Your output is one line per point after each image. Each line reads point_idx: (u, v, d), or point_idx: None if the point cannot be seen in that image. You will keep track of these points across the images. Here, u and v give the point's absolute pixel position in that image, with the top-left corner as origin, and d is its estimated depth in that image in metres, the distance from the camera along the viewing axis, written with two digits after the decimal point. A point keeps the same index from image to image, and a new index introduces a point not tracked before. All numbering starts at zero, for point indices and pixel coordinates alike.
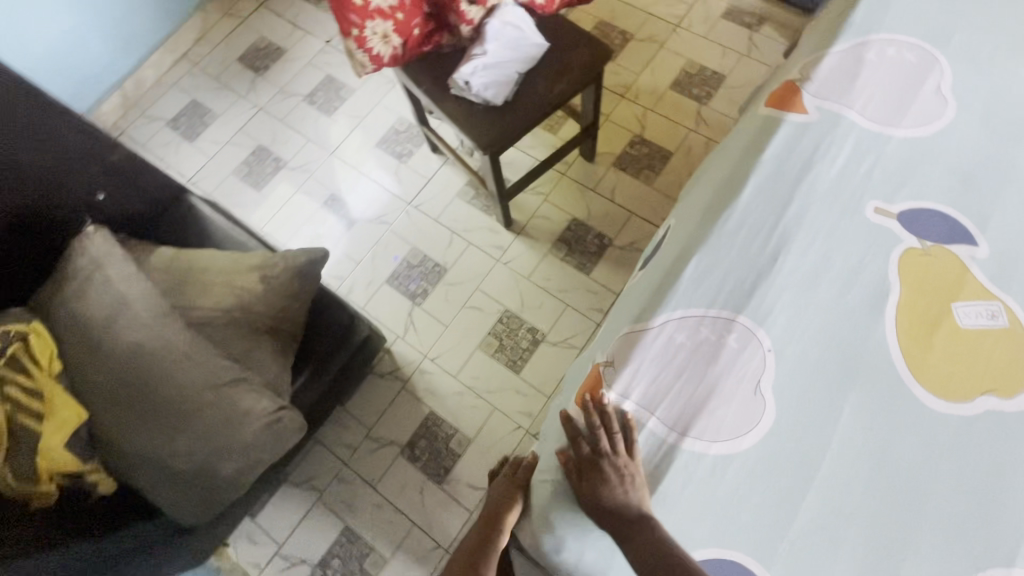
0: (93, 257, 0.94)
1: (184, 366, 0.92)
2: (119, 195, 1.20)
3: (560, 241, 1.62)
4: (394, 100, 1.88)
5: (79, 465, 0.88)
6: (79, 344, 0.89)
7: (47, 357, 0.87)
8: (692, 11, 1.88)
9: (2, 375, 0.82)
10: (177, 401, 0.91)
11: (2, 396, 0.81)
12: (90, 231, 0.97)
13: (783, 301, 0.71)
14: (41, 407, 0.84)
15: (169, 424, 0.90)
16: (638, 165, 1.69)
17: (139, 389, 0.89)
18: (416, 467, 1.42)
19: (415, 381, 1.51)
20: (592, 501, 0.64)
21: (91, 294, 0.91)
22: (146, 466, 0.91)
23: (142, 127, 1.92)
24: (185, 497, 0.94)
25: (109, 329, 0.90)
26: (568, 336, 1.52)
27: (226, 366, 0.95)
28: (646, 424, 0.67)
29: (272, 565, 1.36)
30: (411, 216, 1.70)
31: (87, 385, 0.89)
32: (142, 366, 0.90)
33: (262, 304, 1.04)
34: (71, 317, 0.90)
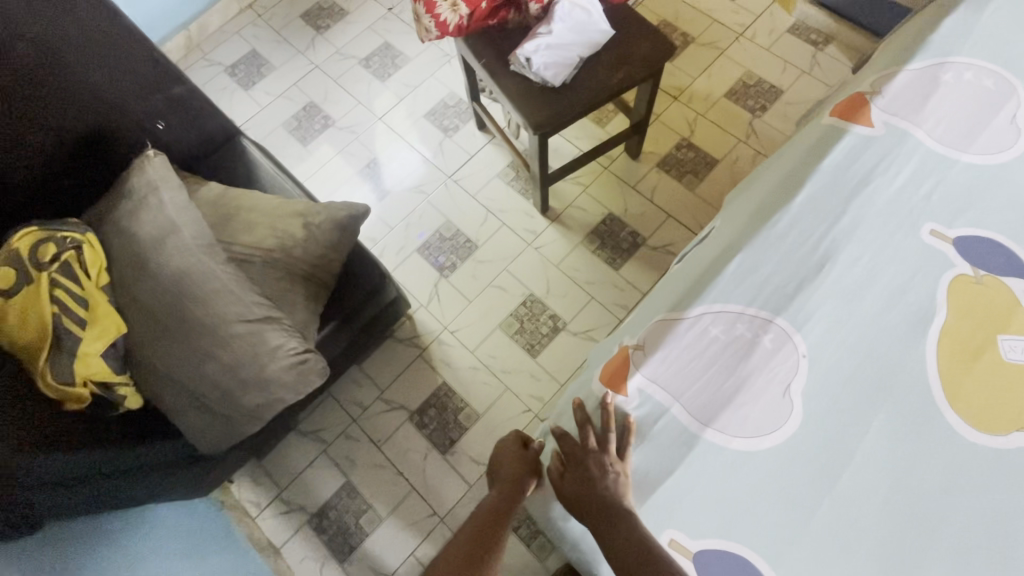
0: (148, 179, 0.97)
1: (220, 295, 0.94)
2: (176, 127, 1.23)
3: (594, 234, 1.61)
4: (447, 74, 1.89)
5: (112, 376, 0.92)
6: (126, 261, 0.92)
7: (96, 268, 0.90)
8: (758, 22, 1.85)
9: (54, 278, 0.85)
10: (209, 329, 0.93)
11: (51, 298, 0.84)
12: (148, 154, 1.00)
13: (824, 309, 0.70)
14: (86, 314, 0.87)
15: (200, 349, 0.93)
16: (682, 169, 1.67)
17: (177, 312, 0.92)
18: (422, 434, 1.44)
19: (432, 350, 1.52)
20: (575, 500, 0.66)
21: (142, 214, 0.94)
22: (175, 386, 0.94)
23: (201, 70, 1.96)
24: (205, 422, 0.97)
25: (155, 249, 0.92)
26: (588, 328, 1.51)
27: (260, 303, 0.97)
28: (670, 410, 0.67)
29: (271, 507, 1.39)
30: (449, 189, 1.71)
31: (128, 299, 0.92)
32: (182, 290, 0.92)
33: (301, 250, 1.07)
34: (122, 233, 0.93)
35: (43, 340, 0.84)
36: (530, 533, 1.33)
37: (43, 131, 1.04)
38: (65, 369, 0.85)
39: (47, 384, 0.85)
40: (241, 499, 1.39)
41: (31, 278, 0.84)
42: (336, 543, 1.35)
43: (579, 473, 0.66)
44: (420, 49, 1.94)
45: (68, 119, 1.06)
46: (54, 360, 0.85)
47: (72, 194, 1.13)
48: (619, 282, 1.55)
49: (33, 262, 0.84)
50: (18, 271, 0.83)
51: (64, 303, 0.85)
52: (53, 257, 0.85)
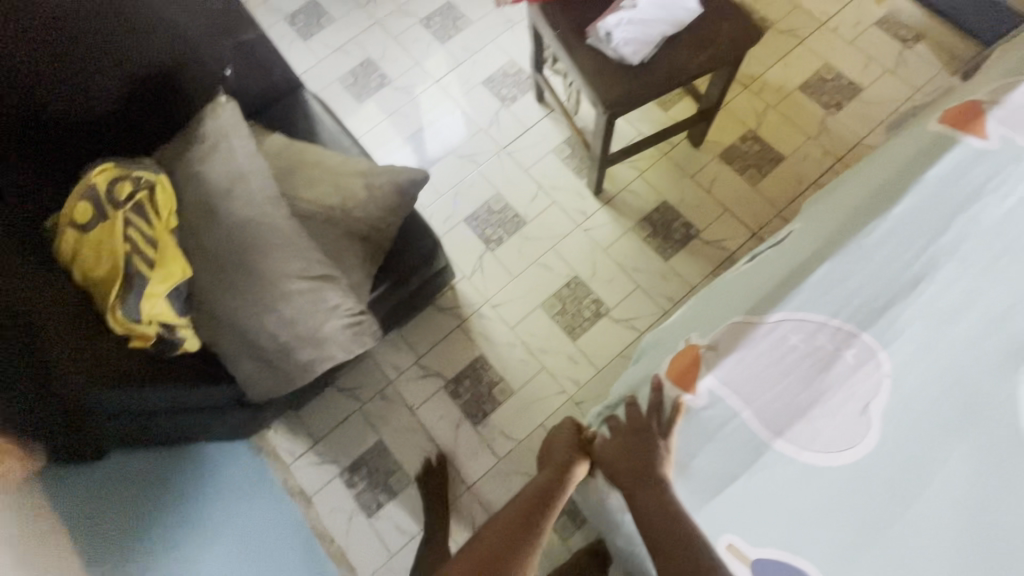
0: (220, 126, 0.96)
1: (282, 249, 0.94)
2: (243, 75, 1.23)
3: (646, 221, 1.57)
4: (509, 41, 1.83)
5: (175, 318, 0.93)
6: (195, 206, 0.92)
7: (167, 211, 0.90)
8: (844, 12, 1.74)
9: (127, 218, 0.85)
10: (268, 282, 0.94)
11: (123, 237, 0.85)
12: (221, 100, 0.99)
13: (913, 329, 0.67)
14: (154, 255, 0.88)
15: (259, 301, 0.94)
16: (745, 162, 1.61)
17: (243, 261, 0.93)
18: (456, 403, 1.46)
19: (471, 322, 1.52)
20: (616, 467, 0.67)
21: (213, 160, 0.94)
22: (233, 335, 0.96)
23: (261, 16, 1.93)
24: (260, 372, 0.98)
25: (224, 197, 0.93)
26: (631, 316, 1.49)
27: (319, 261, 0.97)
28: (740, 416, 0.65)
29: (305, 457, 1.43)
30: (501, 161, 1.68)
31: (194, 244, 0.93)
32: (247, 241, 0.93)
33: (361, 210, 1.06)
34: (192, 178, 0.93)
35: (115, 278, 0.86)
36: None
37: (110, 63, 1.02)
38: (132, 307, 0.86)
39: (116, 321, 0.87)
40: (277, 446, 1.43)
41: (106, 215, 0.85)
42: (365, 499, 1.39)
43: (633, 443, 0.67)
44: (483, 13, 1.88)
45: (142, 57, 1.05)
46: (123, 298, 0.86)
47: (140, 131, 1.12)
48: (667, 273, 1.52)
49: (109, 199, 0.85)
50: (96, 207, 0.85)
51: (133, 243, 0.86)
52: (128, 196, 0.86)
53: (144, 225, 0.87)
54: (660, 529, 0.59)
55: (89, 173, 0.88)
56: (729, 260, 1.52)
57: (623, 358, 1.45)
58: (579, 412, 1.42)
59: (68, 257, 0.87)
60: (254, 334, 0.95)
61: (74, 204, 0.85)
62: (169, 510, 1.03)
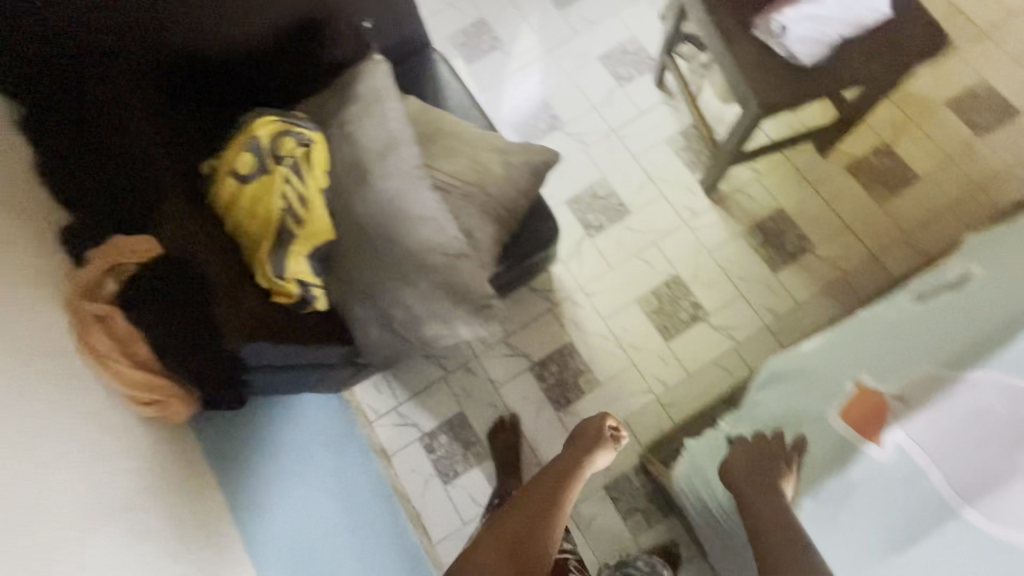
0: (374, 87, 0.93)
1: (424, 222, 0.93)
2: (379, 28, 1.17)
3: (758, 227, 1.50)
4: (632, 14, 1.72)
5: (313, 279, 0.92)
6: (346, 169, 0.91)
7: (319, 170, 0.88)
8: (1011, 23, 1.57)
9: (285, 174, 0.84)
10: (408, 255, 0.92)
11: (280, 193, 0.84)
12: (375, 58, 0.95)
13: None
14: (303, 213, 0.87)
15: (397, 272, 0.93)
16: (874, 177, 1.50)
17: (390, 230, 0.91)
18: (540, 387, 1.46)
19: (563, 308, 1.50)
20: (741, 472, 0.77)
21: (366, 123, 0.92)
22: (367, 302, 0.96)
23: None
24: (387, 339, 0.99)
25: (374, 162, 0.90)
26: (731, 325, 1.44)
27: (457, 238, 0.95)
28: (933, 467, 0.76)
29: (387, 416, 1.46)
30: (611, 145, 1.61)
31: (339, 207, 0.91)
32: (395, 210, 0.91)
33: (497, 189, 1.03)
34: (345, 140, 0.91)
35: (268, 234, 0.86)
36: (628, 507, 1.36)
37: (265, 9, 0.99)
38: (282, 263, 0.87)
39: (264, 276, 0.87)
40: (362, 403, 1.46)
41: (264, 170, 0.84)
42: (443, 465, 1.42)
43: (758, 463, 0.77)
44: None
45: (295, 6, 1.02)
46: (275, 254, 0.86)
47: (277, 70, 1.08)
48: (774, 285, 1.46)
49: (268, 155, 0.84)
50: (256, 161, 0.84)
51: (288, 200, 0.85)
52: (287, 153, 0.85)
53: (296, 183, 0.86)
54: (771, 530, 0.67)
55: (249, 125, 0.87)
56: (843, 281, 1.44)
57: (716, 366, 1.42)
58: (664, 414, 1.40)
59: (222, 208, 0.87)
60: (389, 302, 0.95)
61: (234, 155, 0.85)
62: (266, 457, 0.99)
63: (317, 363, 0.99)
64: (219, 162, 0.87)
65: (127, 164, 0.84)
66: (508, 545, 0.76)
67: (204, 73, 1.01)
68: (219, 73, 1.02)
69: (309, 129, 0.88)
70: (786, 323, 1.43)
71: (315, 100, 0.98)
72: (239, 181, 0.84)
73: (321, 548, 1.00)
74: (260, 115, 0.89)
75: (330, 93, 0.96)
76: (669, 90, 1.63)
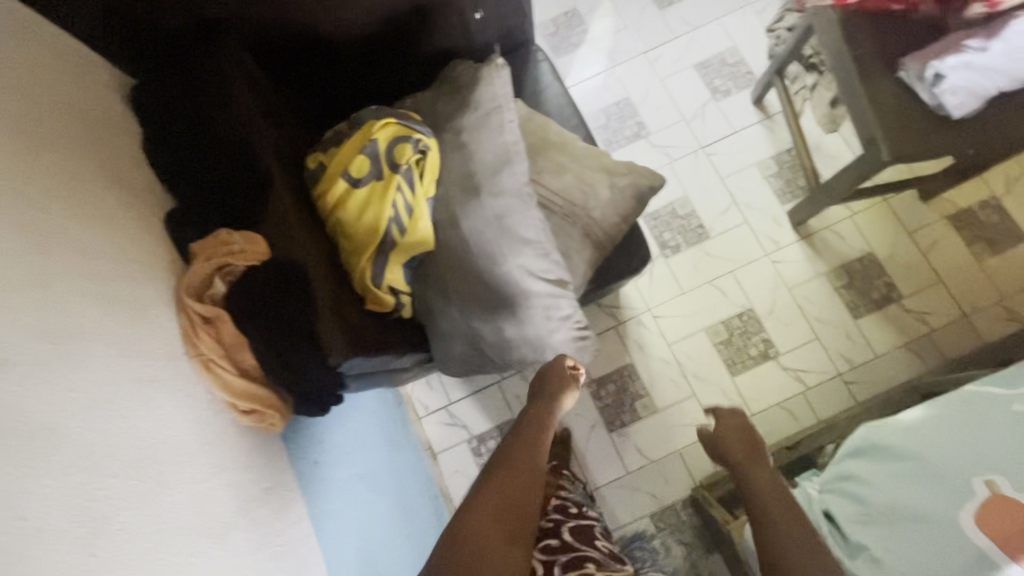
0: (495, 94, 0.87)
1: (528, 244, 0.87)
2: (489, 21, 1.09)
3: (844, 269, 1.43)
4: (736, 24, 1.62)
5: (404, 287, 0.88)
6: (456, 179, 0.85)
7: (429, 178, 0.84)
8: None
9: (398, 181, 0.80)
10: (509, 278, 0.87)
11: (389, 200, 0.80)
12: (497, 61, 0.89)
13: None
14: (409, 222, 0.82)
15: (495, 293, 0.87)
16: (976, 231, 1.42)
17: (495, 248, 0.86)
18: (596, 405, 1.42)
19: (628, 328, 1.45)
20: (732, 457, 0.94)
21: (483, 133, 0.86)
22: (454, 319, 0.89)
23: None
24: (468, 356, 0.93)
25: (487, 177, 0.85)
26: (802, 368, 1.39)
27: (559, 264, 0.90)
28: None
29: (437, 415, 1.44)
30: (697, 162, 1.53)
31: (443, 218, 0.86)
32: (503, 228, 0.86)
33: (600, 213, 0.98)
34: (459, 149, 0.86)
35: (372, 240, 0.82)
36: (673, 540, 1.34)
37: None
38: (382, 270, 0.84)
39: (362, 281, 0.84)
40: (414, 398, 1.45)
41: (378, 175, 0.80)
42: None
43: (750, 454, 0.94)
44: None
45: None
46: (376, 260, 0.83)
47: (381, 56, 1.03)
48: (853, 332, 1.39)
49: (383, 158, 0.80)
50: (370, 165, 0.80)
51: (398, 208, 0.81)
52: (403, 160, 0.80)
53: (407, 190, 0.81)
54: (771, 500, 0.83)
55: (365, 124, 0.83)
56: (927, 337, 1.38)
57: (780, 408, 1.37)
58: None
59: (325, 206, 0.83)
60: (478, 320, 0.89)
61: (348, 155, 0.81)
62: (341, 464, 0.95)
63: (390, 370, 0.93)
64: (328, 158, 0.83)
65: (233, 151, 0.80)
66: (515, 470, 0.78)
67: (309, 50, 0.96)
68: (325, 51, 0.98)
69: (424, 133, 0.82)
70: (860, 374, 1.37)
71: (426, 98, 0.93)
72: (349, 183, 0.81)
73: (387, 555, 0.97)
74: (374, 111, 0.84)
75: (444, 93, 0.91)
76: (767, 111, 1.54)
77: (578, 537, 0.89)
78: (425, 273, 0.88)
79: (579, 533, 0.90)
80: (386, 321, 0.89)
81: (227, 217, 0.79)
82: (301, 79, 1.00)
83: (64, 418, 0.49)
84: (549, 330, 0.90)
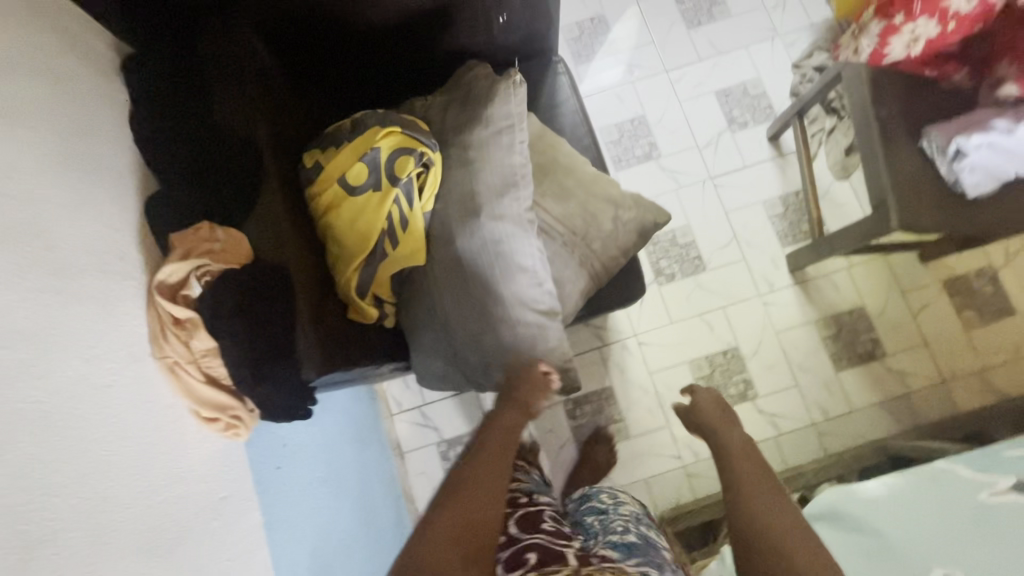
0: (508, 112, 0.83)
1: (523, 271, 0.85)
2: (512, 28, 1.05)
3: (833, 321, 1.42)
4: (763, 55, 1.58)
5: (389, 297, 0.86)
6: (457, 198, 0.82)
7: (428, 193, 0.81)
8: None
9: (395, 195, 0.77)
10: (498, 304, 0.84)
11: (384, 213, 0.77)
12: (515, 78, 0.85)
13: None
14: (402, 236, 0.79)
15: (482, 317, 0.84)
16: (968, 299, 1.42)
17: (487, 272, 0.83)
18: (570, 424, 1.41)
19: (613, 351, 1.44)
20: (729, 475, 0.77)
21: (491, 150, 0.83)
22: (436, 336, 0.87)
23: None
24: (448, 375, 0.91)
25: (490, 200, 0.82)
26: (778, 413, 1.39)
27: (551, 295, 0.88)
28: None
29: (409, 413, 1.43)
30: (704, 193, 1.51)
31: (439, 235, 0.83)
32: (497, 253, 0.83)
33: (600, 246, 0.96)
34: (463, 166, 0.82)
35: (361, 248, 0.79)
36: None
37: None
38: (368, 280, 0.81)
39: (346, 288, 0.81)
40: (389, 394, 1.43)
41: (375, 185, 0.76)
42: None
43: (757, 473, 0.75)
44: (748, 9, 1.61)
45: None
46: (363, 269, 0.80)
47: (395, 50, 0.98)
48: (833, 384, 1.40)
49: (383, 168, 0.76)
50: (369, 173, 0.76)
51: (392, 221, 0.78)
52: (404, 173, 0.76)
53: (405, 203, 0.78)
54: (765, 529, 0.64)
55: (368, 127, 0.79)
56: (904, 398, 1.38)
57: None
58: (687, 483, 1.38)
59: (317, 207, 0.79)
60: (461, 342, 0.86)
61: (347, 159, 0.77)
62: (314, 468, 0.93)
63: (366, 378, 0.91)
64: (326, 157, 0.79)
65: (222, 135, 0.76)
66: (477, 487, 0.70)
67: (320, 34, 0.91)
68: (337, 37, 0.93)
69: (430, 146, 0.78)
70: (834, 426, 1.38)
71: (436, 103, 0.88)
72: (345, 188, 0.77)
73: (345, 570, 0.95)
74: (380, 115, 0.79)
75: (456, 102, 0.87)
76: (782, 149, 1.52)
77: (522, 527, 0.86)
78: (413, 285, 0.85)
79: (523, 522, 0.88)
80: (366, 331, 0.86)
81: (205, 206, 0.73)
82: (309, 65, 0.96)
83: (11, 431, 0.46)
84: (532, 360, 0.87)
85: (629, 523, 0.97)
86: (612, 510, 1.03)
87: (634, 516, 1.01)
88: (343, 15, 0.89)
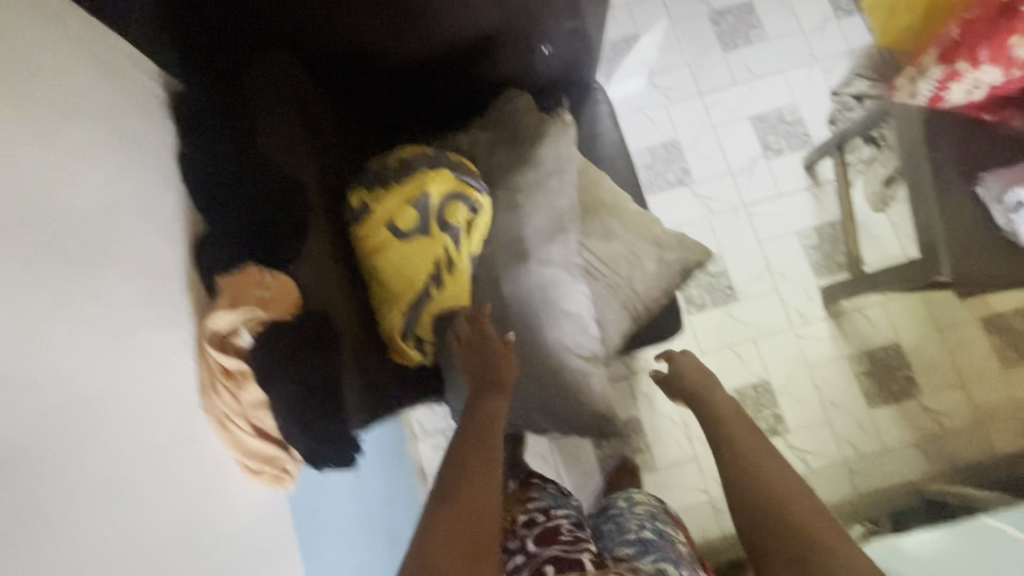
0: (559, 155, 0.82)
1: (567, 315, 0.83)
2: (555, 60, 1.03)
3: (867, 356, 1.40)
4: (800, 80, 1.55)
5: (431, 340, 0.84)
6: (503, 243, 0.80)
7: (477, 240, 0.79)
8: None
9: (444, 242, 0.75)
10: (543, 349, 0.83)
11: (431, 258, 0.76)
12: (565, 117, 0.84)
13: None
14: (448, 282, 0.78)
15: (526, 362, 0.83)
16: (1005, 338, 1.39)
17: (531, 320, 0.81)
18: (595, 454, 1.39)
19: (640, 381, 1.42)
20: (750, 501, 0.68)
21: (542, 193, 0.81)
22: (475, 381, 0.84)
23: None
24: None
25: (539, 243, 0.81)
26: (809, 450, 1.37)
27: (595, 341, 0.86)
28: None
29: (433, 437, 1.42)
30: (738, 221, 1.48)
31: (484, 280, 0.81)
32: (541, 300, 0.81)
33: (643, 287, 0.94)
34: (511, 210, 0.81)
35: (408, 293, 0.77)
36: None
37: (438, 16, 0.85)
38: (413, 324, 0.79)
39: (390, 332, 0.80)
40: (413, 417, 1.42)
41: (425, 231, 0.75)
42: None
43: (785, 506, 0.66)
44: (784, 32, 1.58)
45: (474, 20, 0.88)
46: (409, 313, 0.78)
47: (436, 78, 0.96)
48: (865, 422, 1.37)
49: (433, 213, 0.75)
50: (419, 219, 0.75)
51: (441, 267, 0.76)
52: (455, 220, 0.75)
53: (454, 248, 0.76)
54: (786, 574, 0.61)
55: (416, 170, 0.77)
56: (937, 436, 1.36)
57: None
58: (715, 518, 1.35)
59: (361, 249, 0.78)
60: None
61: (395, 203, 0.76)
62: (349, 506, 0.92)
63: None
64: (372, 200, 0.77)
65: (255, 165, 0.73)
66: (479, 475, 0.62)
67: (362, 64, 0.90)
68: (378, 66, 0.91)
69: (480, 189, 0.77)
70: (866, 463, 1.35)
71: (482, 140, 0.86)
72: (393, 232, 0.75)
73: None
74: (428, 157, 0.78)
75: (504, 140, 0.85)
76: (817, 177, 1.49)
77: (540, 543, 0.87)
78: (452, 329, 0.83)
79: (541, 537, 0.89)
80: (407, 373, 0.85)
81: (255, 248, 0.71)
82: (343, 93, 0.93)
83: (77, 509, 0.45)
84: (575, 407, 0.86)
85: (645, 521, 0.97)
86: (627, 510, 1.02)
87: (647, 513, 1.00)
88: (386, 43, 0.87)
